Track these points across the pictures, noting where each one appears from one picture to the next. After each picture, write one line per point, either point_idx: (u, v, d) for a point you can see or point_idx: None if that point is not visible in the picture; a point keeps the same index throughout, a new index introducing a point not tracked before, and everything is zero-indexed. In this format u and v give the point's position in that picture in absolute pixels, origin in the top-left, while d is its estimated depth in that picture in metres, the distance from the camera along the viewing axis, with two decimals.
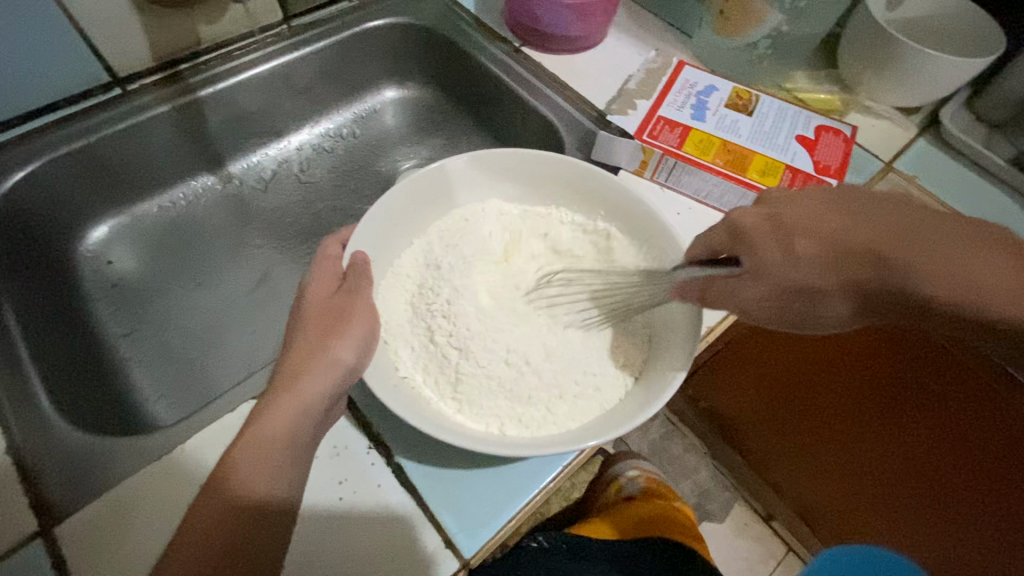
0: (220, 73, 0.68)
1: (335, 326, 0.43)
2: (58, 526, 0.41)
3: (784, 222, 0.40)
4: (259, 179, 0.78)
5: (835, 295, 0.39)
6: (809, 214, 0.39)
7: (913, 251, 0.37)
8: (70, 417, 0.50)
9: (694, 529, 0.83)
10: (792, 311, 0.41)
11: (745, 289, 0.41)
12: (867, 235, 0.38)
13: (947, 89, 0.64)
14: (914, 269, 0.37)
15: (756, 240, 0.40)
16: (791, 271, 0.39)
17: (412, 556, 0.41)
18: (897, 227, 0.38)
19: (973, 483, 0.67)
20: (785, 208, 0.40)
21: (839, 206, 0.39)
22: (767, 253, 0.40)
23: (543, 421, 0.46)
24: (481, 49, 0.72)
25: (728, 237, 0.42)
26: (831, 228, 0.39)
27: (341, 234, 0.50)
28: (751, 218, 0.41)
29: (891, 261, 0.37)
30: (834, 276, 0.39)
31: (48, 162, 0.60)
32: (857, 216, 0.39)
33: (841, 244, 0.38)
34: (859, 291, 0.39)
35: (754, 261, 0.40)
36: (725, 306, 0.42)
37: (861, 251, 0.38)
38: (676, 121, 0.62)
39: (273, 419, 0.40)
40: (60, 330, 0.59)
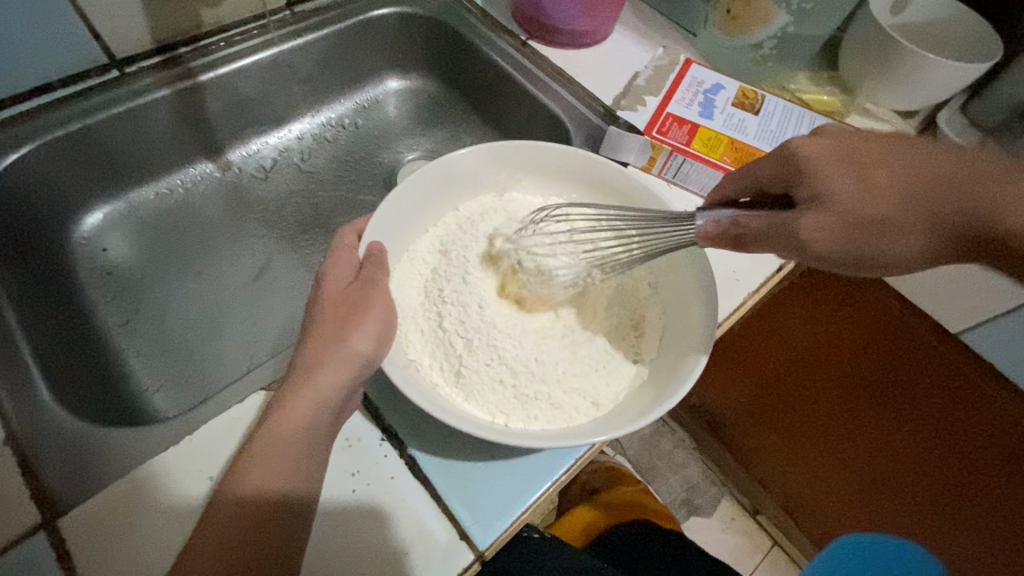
0: (222, 58, 0.67)
1: (352, 317, 0.43)
2: (61, 519, 0.40)
3: (852, 154, 0.41)
4: (258, 168, 0.76)
5: (908, 229, 0.40)
6: (834, 179, 0.41)
7: (986, 188, 0.40)
8: (71, 408, 0.48)
9: (649, 502, 0.98)
10: (865, 248, 0.41)
11: (809, 222, 0.41)
12: (937, 169, 0.41)
13: (945, 93, 0.65)
14: (937, 209, 0.40)
15: (815, 172, 0.42)
16: (862, 201, 0.40)
17: (427, 548, 0.41)
18: (973, 165, 0.41)
19: (957, 480, 0.70)
20: (846, 141, 0.43)
21: (891, 150, 0.42)
22: (836, 182, 0.41)
23: (556, 415, 0.46)
24: (488, 41, 0.72)
25: (776, 174, 0.45)
26: (891, 166, 0.41)
27: (355, 225, 0.50)
28: (814, 146, 0.43)
29: (958, 195, 0.40)
30: (908, 207, 0.40)
31: (41, 145, 0.58)
32: (930, 158, 0.41)
33: (913, 176, 0.41)
34: (926, 222, 0.40)
35: (820, 194, 0.42)
36: (782, 247, 0.42)
37: (936, 181, 0.40)
38: (685, 118, 0.62)
39: (290, 410, 0.40)
40: (56, 318, 0.57)
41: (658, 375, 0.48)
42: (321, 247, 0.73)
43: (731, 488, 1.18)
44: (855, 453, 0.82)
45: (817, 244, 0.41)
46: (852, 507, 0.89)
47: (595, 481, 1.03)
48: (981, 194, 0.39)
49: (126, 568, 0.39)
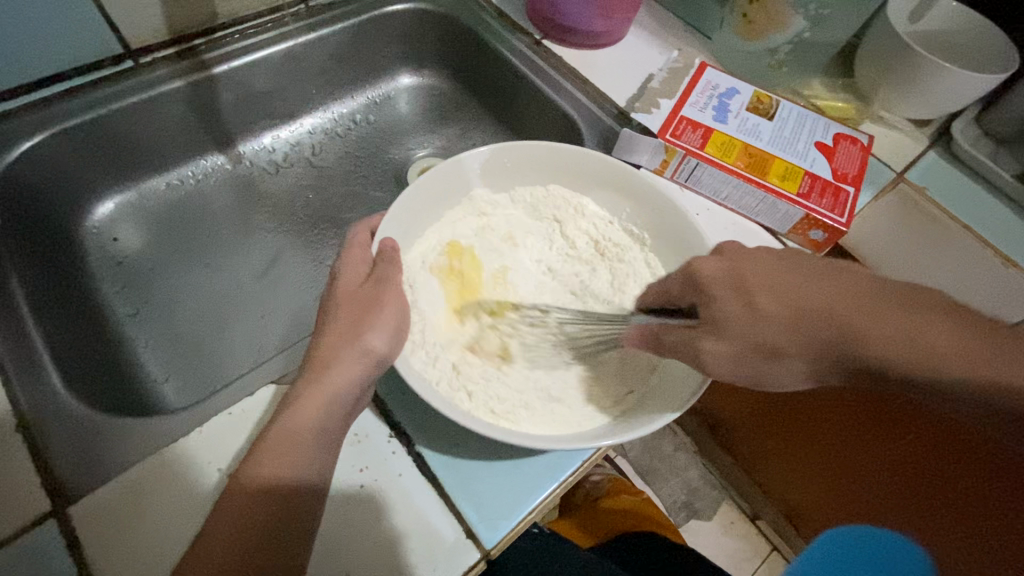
0: (235, 50, 0.67)
1: (366, 315, 0.43)
2: (70, 506, 0.41)
3: (745, 282, 0.41)
4: (269, 162, 0.76)
5: (800, 360, 0.40)
6: (767, 279, 0.41)
7: (864, 321, 0.38)
8: (81, 395, 0.49)
9: (655, 514, 0.99)
10: (753, 368, 0.41)
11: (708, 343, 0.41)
12: (853, 316, 0.39)
13: (960, 103, 0.64)
14: (879, 342, 0.38)
15: (712, 296, 0.42)
16: (759, 311, 0.40)
17: (434, 545, 0.41)
18: (860, 305, 0.39)
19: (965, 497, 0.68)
20: (743, 262, 0.42)
21: (796, 270, 0.41)
22: (724, 311, 0.41)
23: (572, 418, 0.47)
24: (502, 39, 0.71)
25: (685, 290, 0.45)
26: (791, 297, 0.40)
27: (367, 222, 0.50)
28: (710, 271, 0.43)
29: (873, 343, 0.38)
30: (804, 344, 0.39)
31: (54, 134, 0.58)
32: (829, 283, 0.41)
33: (800, 307, 0.40)
34: (844, 357, 0.39)
35: (715, 313, 0.41)
36: (683, 358, 0.43)
37: (812, 317, 0.39)
38: (698, 121, 0.61)
39: (302, 407, 0.40)
40: (66, 307, 0.57)
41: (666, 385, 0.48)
42: (331, 243, 0.73)
43: (731, 492, 1.18)
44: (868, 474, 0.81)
45: (716, 370, 0.41)
46: (850, 515, 0.89)
47: (597, 491, 1.03)
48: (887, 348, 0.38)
49: (134, 557, 0.40)
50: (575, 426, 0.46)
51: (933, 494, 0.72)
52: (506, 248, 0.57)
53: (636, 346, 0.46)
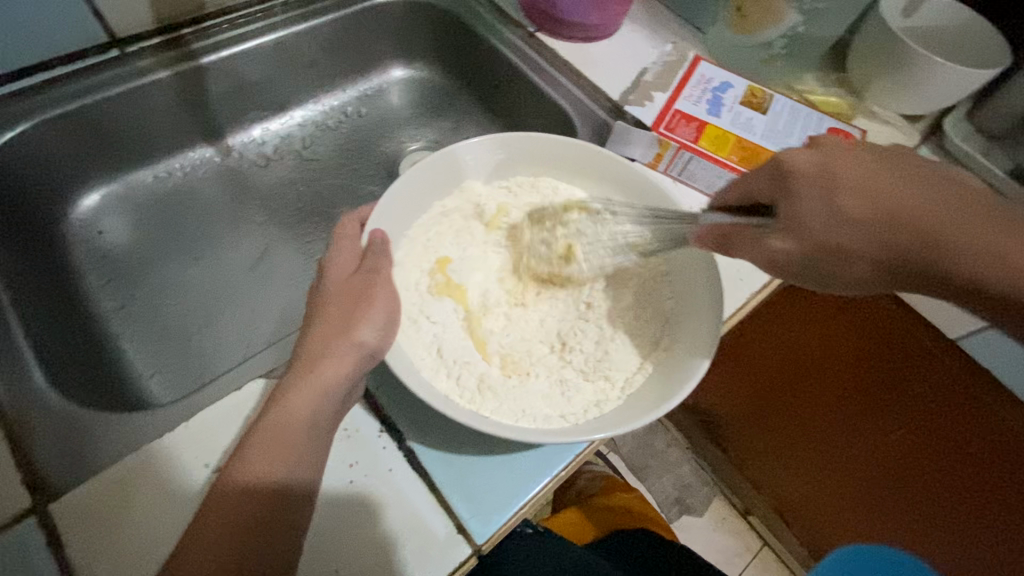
0: (225, 40, 0.66)
1: (356, 308, 0.42)
2: (52, 503, 0.40)
3: (833, 178, 0.39)
4: (259, 154, 0.75)
5: (865, 263, 0.39)
6: (858, 172, 0.39)
7: (950, 226, 0.37)
8: (65, 390, 0.48)
9: (648, 511, 0.99)
10: (819, 267, 0.40)
11: (775, 241, 0.41)
12: (943, 224, 0.37)
13: (952, 99, 0.65)
14: (955, 241, 0.37)
15: (797, 191, 0.40)
16: (851, 195, 0.39)
17: (424, 540, 0.41)
18: (950, 210, 0.38)
19: (965, 491, 0.68)
20: (841, 162, 0.40)
21: (896, 174, 0.39)
22: (807, 203, 0.40)
23: (572, 409, 0.46)
24: (495, 31, 0.71)
25: (770, 189, 0.43)
26: (888, 197, 0.38)
27: (358, 213, 0.49)
28: (804, 163, 0.41)
29: (956, 245, 0.37)
30: (882, 246, 0.38)
31: (38, 125, 0.57)
32: (923, 184, 0.39)
33: (890, 207, 0.38)
34: (918, 261, 0.38)
35: (789, 214, 0.41)
36: (752, 256, 0.43)
37: (908, 215, 0.38)
38: (692, 115, 0.62)
39: (291, 401, 0.39)
40: (51, 301, 0.56)
41: (662, 374, 0.48)
42: (322, 236, 0.72)
43: (723, 488, 1.18)
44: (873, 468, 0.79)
45: (778, 270, 0.42)
46: (837, 507, 0.90)
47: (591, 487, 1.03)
48: (967, 252, 0.37)
49: (118, 554, 0.39)
50: (575, 418, 0.45)
51: (926, 485, 0.73)
52: (508, 255, 0.55)
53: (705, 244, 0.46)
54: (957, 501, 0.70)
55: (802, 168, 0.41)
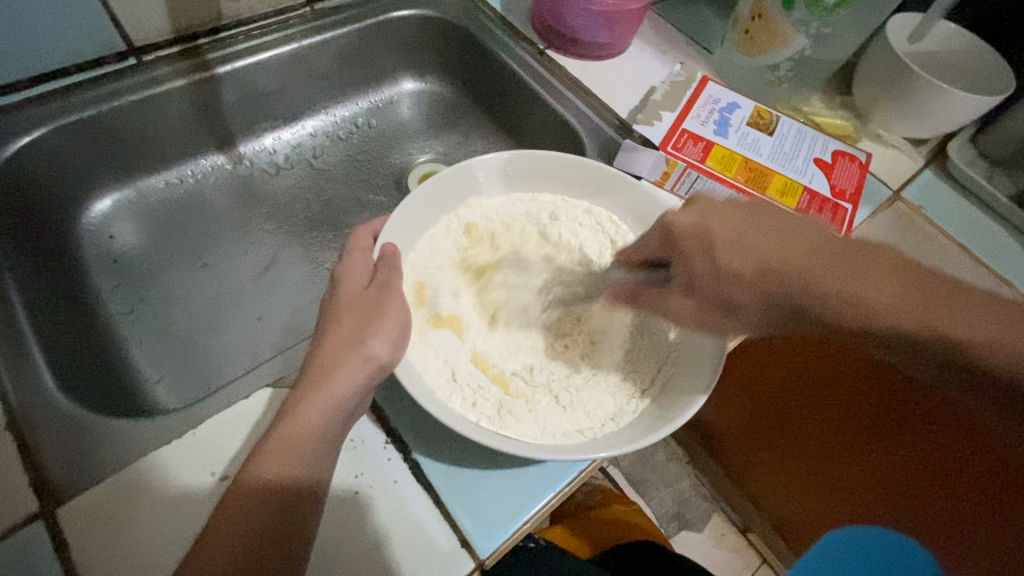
0: (240, 51, 0.67)
1: (367, 321, 0.43)
2: (60, 508, 0.40)
3: (712, 236, 0.42)
4: (269, 163, 0.76)
5: (755, 311, 0.42)
6: (734, 227, 0.42)
7: (818, 272, 0.39)
8: (74, 394, 0.48)
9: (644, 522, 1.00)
10: (709, 319, 0.44)
11: (676, 301, 0.45)
12: (817, 275, 0.39)
13: (956, 124, 0.65)
14: (812, 277, 0.39)
15: (687, 254, 0.44)
16: (731, 254, 0.41)
17: (427, 554, 0.41)
18: (831, 256, 0.40)
19: (952, 504, 0.69)
20: (713, 221, 0.43)
21: (762, 226, 0.42)
22: (697, 263, 0.43)
23: (589, 423, 0.46)
24: (506, 47, 0.72)
25: (661, 246, 0.47)
26: (760, 249, 0.41)
27: (369, 226, 0.50)
28: (682, 226, 0.44)
29: (822, 288, 0.39)
30: (759, 294, 0.41)
31: (55, 130, 0.57)
32: (799, 240, 0.41)
33: (765, 261, 0.41)
34: (789, 300, 0.40)
35: (685, 273, 0.44)
36: (654, 310, 0.47)
37: (786, 269, 0.40)
38: (700, 135, 0.63)
39: (302, 412, 0.40)
40: (61, 305, 0.57)
41: (670, 390, 0.48)
42: (330, 245, 0.72)
43: (722, 504, 1.18)
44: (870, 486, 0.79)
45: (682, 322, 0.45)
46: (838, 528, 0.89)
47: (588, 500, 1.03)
48: (835, 289, 0.39)
49: (123, 560, 0.39)
50: (591, 433, 0.45)
51: (923, 505, 0.73)
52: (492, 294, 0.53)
53: (618, 303, 0.50)
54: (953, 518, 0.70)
55: (684, 225, 0.44)
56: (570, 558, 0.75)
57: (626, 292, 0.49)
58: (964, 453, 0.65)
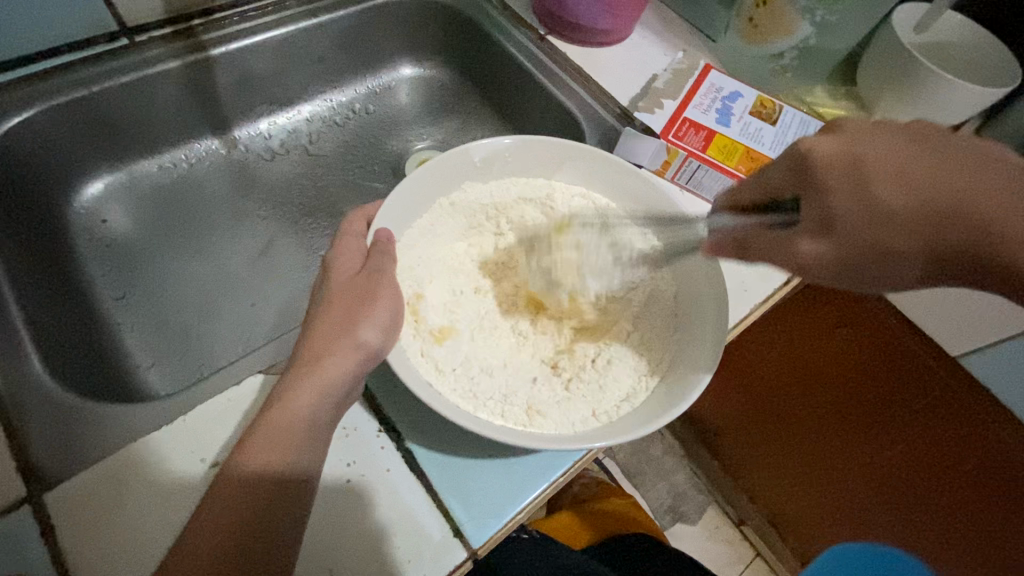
0: (235, 33, 0.65)
1: (361, 307, 0.42)
2: (47, 494, 0.39)
3: (866, 167, 0.35)
4: (265, 148, 0.75)
5: (916, 261, 0.36)
6: (889, 154, 0.35)
7: (993, 209, 0.34)
8: (63, 378, 0.47)
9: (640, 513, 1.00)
10: (862, 272, 0.37)
11: (808, 243, 0.37)
12: (1004, 216, 0.34)
13: (961, 117, 0.64)
14: (999, 220, 0.34)
15: (830, 188, 0.36)
16: (896, 186, 0.35)
17: (418, 543, 0.41)
18: (993, 192, 0.34)
19: (944, 499, 0.70)
20: (864, 148, 0.36)
21: (930, 161, 0.35)
22: (839, 205, 0.36)
23: (603, 404, 0.46)
24: (506, 33, 0.71)
25: (786, 178, 0.39)
26: (938, 186, 0.34)
27: (364, 211, 0.49)
28: (826, 155, 0.36)
29: (1004, 230, 0.34)
30: (928, 243, 0.35)
31: (44, 110, 0.56)
32: (966, 172, 0.35)
33: (939, 201, 0.34)
34: (970, 245, 0.35)
35: (824, 211, 0.36)
36: (776, 260, 0.38)
37: (978, 209, 0.34)
38: (701, 124, 0.62)
39: (294, 399, 0.39)
40: (52, 289, 0.56)
41: (670, 379, 0.47)
42: (325, 232, 0.72)
43: (717, 496, 1.18)
44: (856, 477, 0.80)
45: (810, 274, 0.38)
46: (829, 523, 0.90)
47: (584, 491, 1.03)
48: (1021, 230, 0.34)
49: (111, 546, 0.38)
50: (607, 415, 0.45)
51: (912, 497, 0.73)
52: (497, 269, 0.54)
53: (715, 253, 0.42)
54: (936, 512, 0.71)
55: (827, 152, 0.36)
56: (564, 549, 0.75)
57: (735, 239, 0.41)
58: (961, 452, 0.66)
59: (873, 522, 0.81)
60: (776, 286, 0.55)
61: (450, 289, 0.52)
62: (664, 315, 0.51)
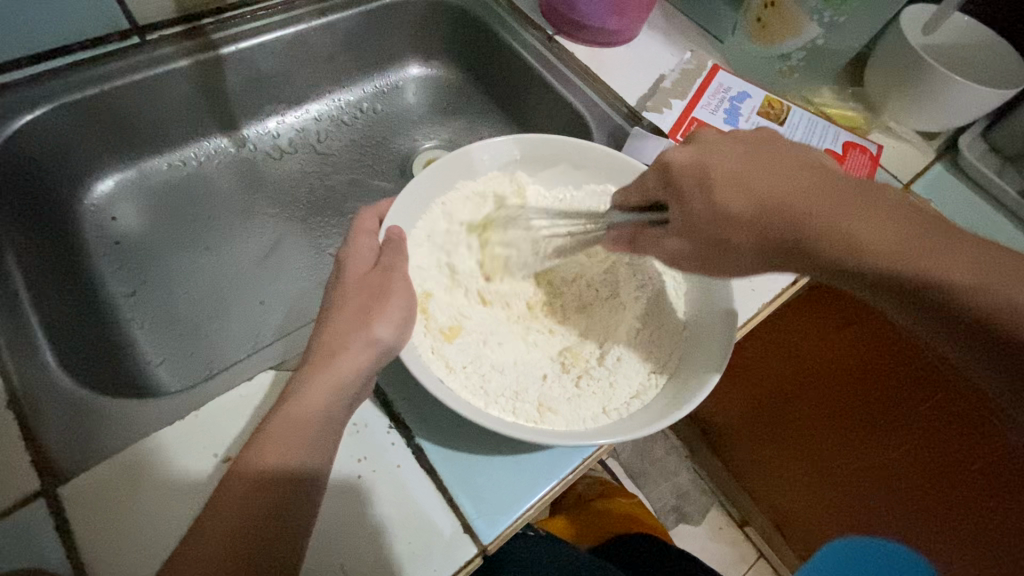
0: (244, 32, 0.66)
1: (373, 304, 0.42)
2: (61, 487, 0.40)
3: (709, 175, 0.40)
4: (273, 147, 0.75)
5: (749, 254, 0.40)
6: (728, 164, 0.40)
7: (809, 204, 0.37)
8: (76, 374, 0.48)
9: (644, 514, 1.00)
10: (715, 260, 0.42)
11: (671, 240, 0.44)
12: (819, 211, 0.37)
13: (969, 118, 0.64)
14: (810, 213, 0.37)
15: (684, 192, 0.42)
16: (731, 186, 0.39)
17: (429, 539, 0.41)
18: (804, 192, 0.38)
19: (948, 498, 0.69)
20: (711, 157, 0.41)
21: (771, 168, 0.40)
22: (694, 204, 0.41)
23: (614, 401, 0.47)
24: (514, 33, 0.71)
25: (659, 186, 0.45)
26: (767, 187, 0.39)
27: (375, 209, 0.49)
28: (683, 165, 0.42)
29: (810, 224, 0.37)
30: (761, 236, 0.39)
31: (56, 109, 0.57)
32: (786, 177, 0.39)
33: (766, 198, 0.38)
34: (789, 238, 0.38)
35: (681, 216, 0.42)
36: (654, 253, 0.45)
37: (787, 204, 0.38)
38: (710, 124, 0.62)
39: (306, 395, 0.39)
40: (63, 286, 0.56)
41: (680, 377, 0.47)
42: (333, 230, 0.72)
43: (720, 497, 1.18)
44: (861, 476, 0.80)
45: (679, 266, 0.44)
46: (834, 523, 0.90)
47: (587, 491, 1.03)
48: (823, 222, 0.37)
49: (124, 540, 0.39)
50: (618, 412, 0.46)
51: (917, 496, 0.73)
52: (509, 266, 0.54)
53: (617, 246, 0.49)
54: (941, 510, 0.71)
55: (681, 160, 0.42)
56: (568, 548, 0.75)
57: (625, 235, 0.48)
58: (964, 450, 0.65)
59: (876, 520, 0.81)
60: (784, 286, 0.55)
61: (461, 287, 0.52)
62: (673, 314, 0.52)
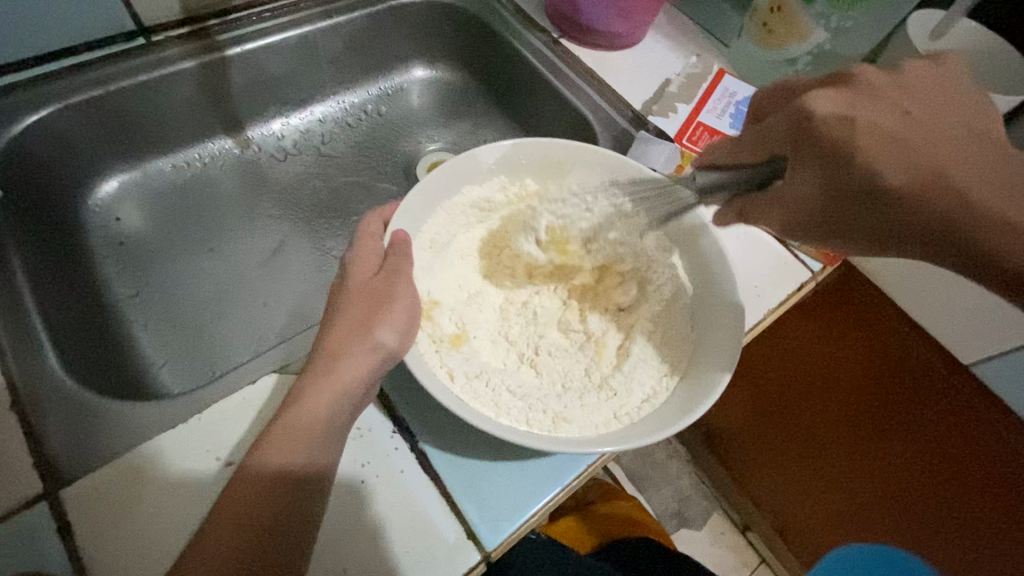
0: (250, 33, 0.66)
1: (378, 308, 0.42)
2: (63, 490, 0.40)
3: (863, 123, 0.36)
4: (278, 148, 0.75)
5: (898, 218, 0.37)
6: (877, 115, 0.37)
7: (955, 172, 0.35)
8: (79, 376, 0.48)
9: (645, 516, 1.00)
10: (837, 226, 0.38)
11: (792, 194, 0.39)
12: (964, 178, 0.35)
13: None
14: (961, 182, 0.35)
15: (820, 143, 0.37)
16: (883, 139, 0.36)
17: (433, 546, 0.40)
18: (949, 153, 0.36)
19: (948, 505, 0.69)
20: (862, 107, 0.37)
21: (925, 117, 0.37)
22: (863, 155, 0.36)
23: (624, 406, 0.46)
24: (520, 36, 0.71)
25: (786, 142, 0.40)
26: (912, 145, 0.36)
27: (380, 212, 0.49)
28: (828, 114, 0.37)
29: (963, 191, 0.35)
30: (919, 196, 0.35)
31: (61, 109, 0.57)
32: (931, 132, 0.37)
33: (921, 158, 0.35)
34: (938, 207, 0.35)
35: (812, 168, 0.38)
36: (769, 216, 0.41)
37: (939, 170, 0.35)
38: (715, 128, 0.63)
39: (310, 399, 0.39)
40: (67, 287, 0.56)
41: (686, 383, 0.47)
42: (336, 232, 0.72)
43: (722, 502, 1.17)
44: (862, 480, 0.80)
45: (785, 230, 0.41)
46: (831, 525, 0.90)
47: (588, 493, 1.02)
48: (975, 192, 0.35)
49: (126, 543, 0.39)
50: (630, 416, 0.45)
51: (917, 501, 0.73)
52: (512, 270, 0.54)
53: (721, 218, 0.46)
54: (941, 517, 0.71)
55: (828, 101, 0.37)
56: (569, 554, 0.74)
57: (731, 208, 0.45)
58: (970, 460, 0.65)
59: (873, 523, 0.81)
60: (789, 292, 0.55)
61: (465, 291, 0.52)
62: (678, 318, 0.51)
